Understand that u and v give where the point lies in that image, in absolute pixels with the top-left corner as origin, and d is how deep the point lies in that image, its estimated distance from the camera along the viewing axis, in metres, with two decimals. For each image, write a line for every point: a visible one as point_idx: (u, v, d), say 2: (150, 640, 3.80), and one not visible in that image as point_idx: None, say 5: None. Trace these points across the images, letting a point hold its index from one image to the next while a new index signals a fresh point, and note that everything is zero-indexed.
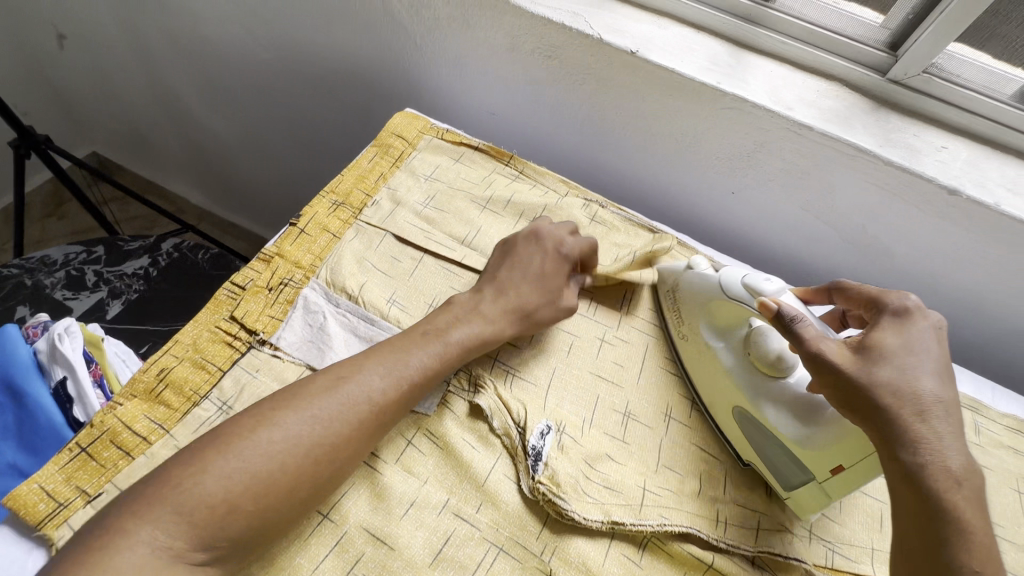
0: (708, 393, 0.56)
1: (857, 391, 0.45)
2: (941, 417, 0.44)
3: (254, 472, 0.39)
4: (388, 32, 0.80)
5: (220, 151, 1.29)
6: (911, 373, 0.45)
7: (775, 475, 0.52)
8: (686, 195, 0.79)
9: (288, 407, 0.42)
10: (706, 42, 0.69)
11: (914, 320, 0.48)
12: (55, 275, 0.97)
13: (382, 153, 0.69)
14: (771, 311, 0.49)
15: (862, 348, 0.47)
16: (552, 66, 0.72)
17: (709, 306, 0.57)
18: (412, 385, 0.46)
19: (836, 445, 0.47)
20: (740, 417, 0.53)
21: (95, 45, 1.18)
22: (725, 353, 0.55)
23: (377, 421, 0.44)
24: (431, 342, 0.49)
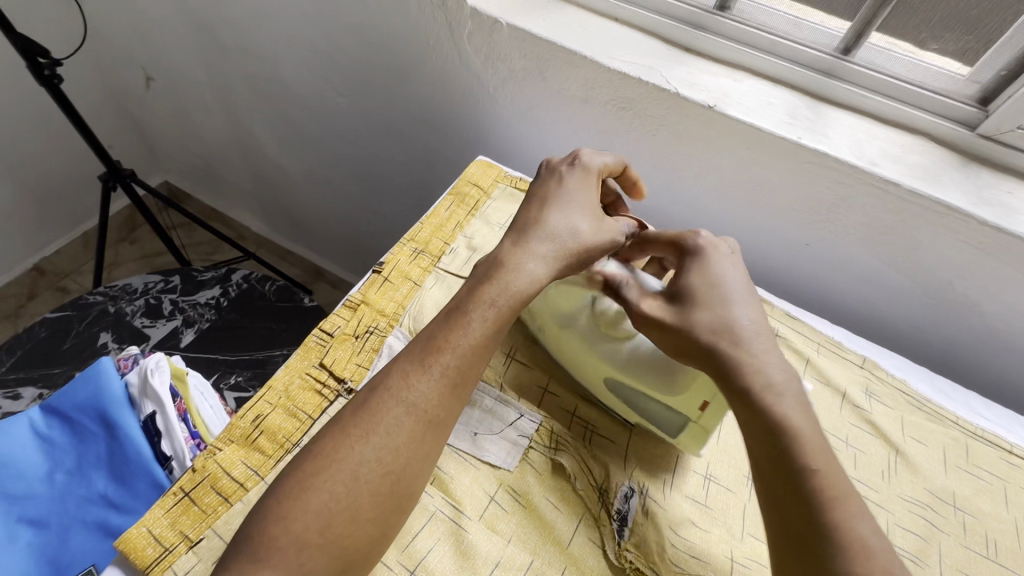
0: (582, 372, 0.56)
1: (679, 338, 0.46)
2: (766, 338, 0.45)
3: (338, 502, 0.39)
4: (461, 81, 0.83)
5: (285, 185, 1.35)
6: (717, 304, 0.46)
7: (655, 426, 0.53)
8: (757, 243, 0.78)
9: (346, 432, 0.42)
10: (784, 96, 0.69)
11: (708, 253, 0.49)
12: (135, 303, 1.02)
13: (459, 202, 0.71)
14: (601, 282, 0.52)
15: (673, 294, 0.48)
16: (625, 117, 0.73)
17: (547, 292, 0.57)
18: (452, 381, 0.44)
19: (693, 387, 0.49)
20: (612, 385, 0.54)
21: (179, 86, 1.27)
22: (574, 325, 0.55)
23: (432, 422, 0.43)
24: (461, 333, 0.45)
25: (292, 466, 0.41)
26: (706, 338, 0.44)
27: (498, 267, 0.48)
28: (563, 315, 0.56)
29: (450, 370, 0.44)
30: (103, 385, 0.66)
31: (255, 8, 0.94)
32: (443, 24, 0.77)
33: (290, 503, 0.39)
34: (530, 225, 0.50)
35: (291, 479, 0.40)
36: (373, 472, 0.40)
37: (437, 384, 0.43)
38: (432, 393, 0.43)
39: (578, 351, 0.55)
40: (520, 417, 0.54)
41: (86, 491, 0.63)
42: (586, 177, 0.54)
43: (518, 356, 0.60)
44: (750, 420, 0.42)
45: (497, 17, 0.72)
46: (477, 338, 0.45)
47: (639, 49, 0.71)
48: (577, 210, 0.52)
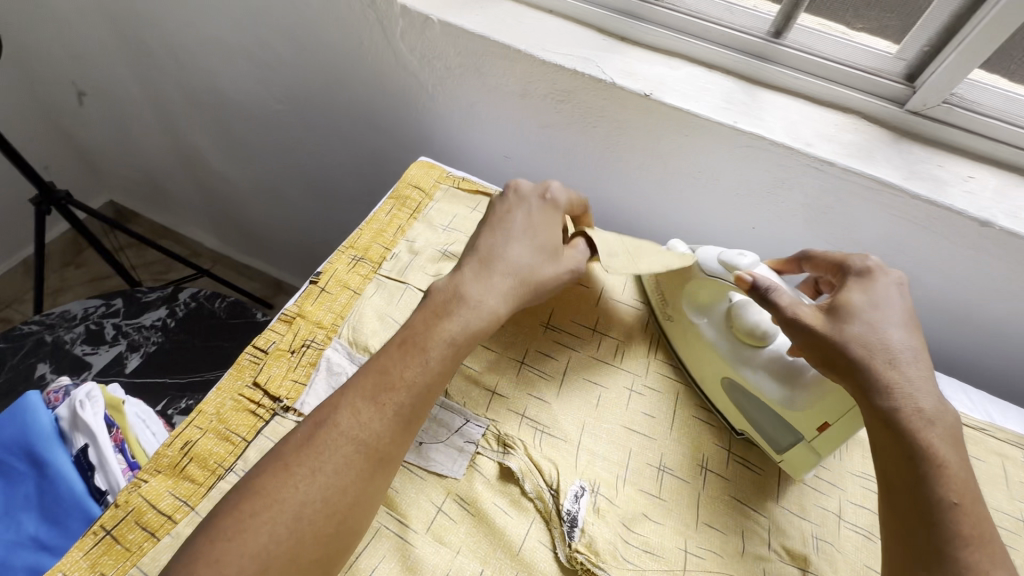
0: (698, 371, 0.59)
1: (830, 349, 0.47)
2: (921, 356, 0.47)
3: (276, 547, 0.37)
4: (400, 82, 0.81)
5: (235, 197, 1.31)
6: (894, 322, 0.48)
7: (765, 439, 0.55)
8: (705, 229, 0.78)
9: (285, 469, 0.40)
10: (720, 82, 0.70)
11: (879, 274, 0.52)
12: (75, 330, 0.97)
13: (400, 206, 0.69)
14: (746, 284, 0.51)
15: (834, 305, 0.50)
16: (565, 110, 0.73)
17: (688, 287, 0.60)
18: (401, 414, 0.43)
19: (821, 404, 0.49)
20: (729, 384, 0.55)
21: (113, 100, 1.21)
22: (707, 323, 0.57)
23: (381, 457, 0.42)
24: (414, 364, 0.44)
25: (226, 509, 0.38)
26: (864, 351, 0.46)
27: (455, 300, 0.48)
28: (702, 307, 0.59)
29: (402, 406, 0.43)
30: (31, 420, 0.62)
31: (181, 16, 0.90)
32: (375, 24, 0.75)
33: (225, 548, 0.36)
34: (491, 260, 0.51)
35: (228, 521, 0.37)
36: (315, 513, 0.38)
37: (388, 420, 0.42)
38: (381, 428, 0.42)
39: (701, 350, 0.57)
40: (466, 423, 0.53)
41: (14, 537, 0.58)
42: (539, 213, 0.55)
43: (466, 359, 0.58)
44: (889, 443, 0.44)
45: (429, 14, 0.70)
46: (432, 372, 0.45)
47: (575, 41, 0.71)
48: (534, 245, 0.53)
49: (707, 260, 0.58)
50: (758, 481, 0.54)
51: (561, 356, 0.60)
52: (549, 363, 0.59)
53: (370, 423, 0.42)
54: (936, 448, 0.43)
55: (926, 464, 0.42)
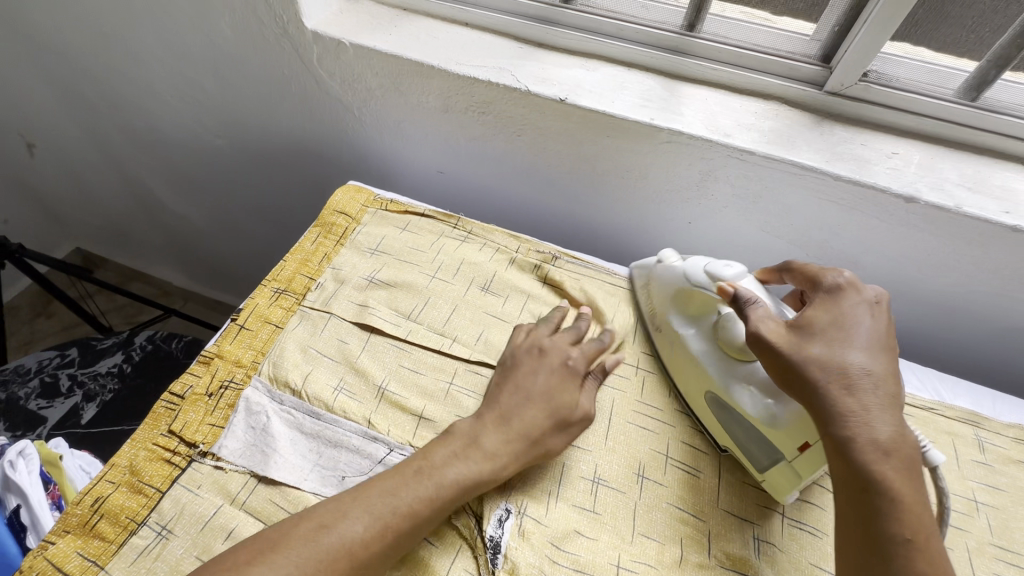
0: (684, 385, 0.58)
1: (791, 370, 0.46)
2: (885, 382, 0.44)
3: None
4: (327, 107, 0.80)
5: (194, 235, 1.30)
6: (859, 343, 0.46)
7: (744, 455, 0.52)
8: (647, 228, 0.77)
9: (272, 560, 0.39)
10: (638, 79, 0.69)
11: (847, 292, 0.50)
12: (29, 385, 0.96)
13: (326, 233, 0.68)
14: (728, 295, 0.52)
15: (801, 325, 0.48)
16: (488, 121, 0.72)
17: (675, 296, 0.60)
18: (397, 536, 0.42)
19: (800, 420, 0.47)
20: (712, 397, 0.54)
21: (61, 149, 1.21)
22: (694, 334, 0.57)
23: (354, 575, 0.40)
24: (420, 482, 0.45)
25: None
26: (820, 371, 0.44)
27: (470, 437, 0.48)
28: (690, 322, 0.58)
29: (398, 532, 0.42)
30: None
31: (109, 61, 0.90)
32: (292, 53, 0.74)
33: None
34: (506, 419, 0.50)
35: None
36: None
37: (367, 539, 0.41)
38: (375, 547, 0.41)
39: (689, 364, 0.56)
40: (390, 452, 0.51)
41: None
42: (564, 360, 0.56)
43: (393, 385, 0.56)
44: (840, 473, 0.42)
45: (340, 37, 0.69)
46: (439, 503, 0.44)
47: (491, 50, 0.70)
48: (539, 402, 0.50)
49: (695, 269, 0.58)
50: (697, 485, 0.53)
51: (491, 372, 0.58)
52: (478, 380, 0.57)
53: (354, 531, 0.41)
54: (888, 478, 0.40)
55: (875, 496, 0.40)
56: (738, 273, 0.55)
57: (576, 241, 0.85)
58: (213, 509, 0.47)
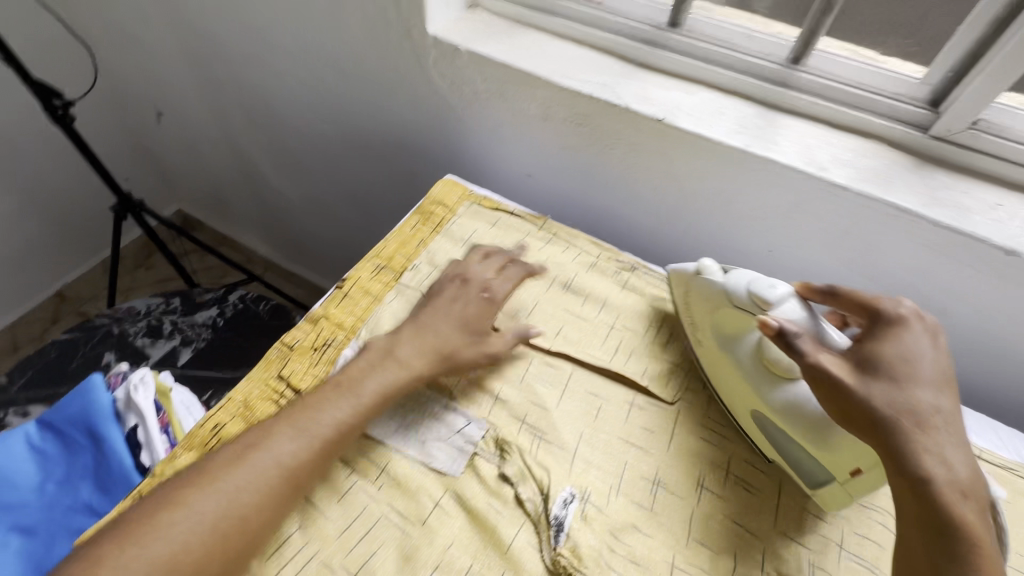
0: (730, 399, 0.59)
1: (858, 408, 0.46)
2: (946, 415, 0.45)
3: (219, 536, 0.42)
4: (431, 104, 0.87)
5: (286, 209, 1.41)
6: (922, 376, 0.47)
7: (797, 473, 0.54)
8: (723, 251, 0.78)
9: (251, 464, 0.45)
10: (736, 106, 0.71)
11: (909, 323, 0.50)
12: (137, 324, 1.08)
13: (424, 220, 0.74)
14: (772, 329, 0.50)
15: (863, 357, 0.48)
16: (583, 133, 0.76)
17: (716, 311, 0.59)
18: (324, 452, 0.48)
19: (855, 450, 0.49)
20: (757, 416, 0.56)
21: (185, 120, 1.34)
22: (736, 355, 0.57)
23: (294, 487, 0.46)
24: (341, 397, 0.50)
25: (180, 492, 0.43)
26: (892, 410, 0.45)
27: (386, 348, 0.55)
28: (729, 338, 0.58)
29: (325, 442, 0.48)
30: (92, 400, 0.70)
31: (244, 46, 1.00)
32: (410, 54, 0.81)
33: (166, 525, 0.41)
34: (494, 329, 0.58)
35: (184, 498, 0.42)
36: (254, 522, 0.44)
37: (315, 450, 0.47)
38: (303, 461, 0.47)
39: (736, 382, 0.57)
40: (467, 424, 0.56)
41: (72, 501, 0.67)
42: (467, 296, 0.61)
43: (473, 365, 0.61)
44: (913, 510, 0.43)
45: (457, 43, 0.75)
46: (359, 416, 0.50)
47: (597, 67, 0.74)
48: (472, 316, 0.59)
49: (734, 289, 0.56)
50: (755, 503, 0.54)
51: (564, 366, 0.62)
52: (551, 372, 0.61)
53: (250, 488, 0.44)
54: (966, 520, 0.41)
55: (955, 542, 0.40)
56: (784, 296, 0.53)
57: (650, 256, 0.87)
58: None
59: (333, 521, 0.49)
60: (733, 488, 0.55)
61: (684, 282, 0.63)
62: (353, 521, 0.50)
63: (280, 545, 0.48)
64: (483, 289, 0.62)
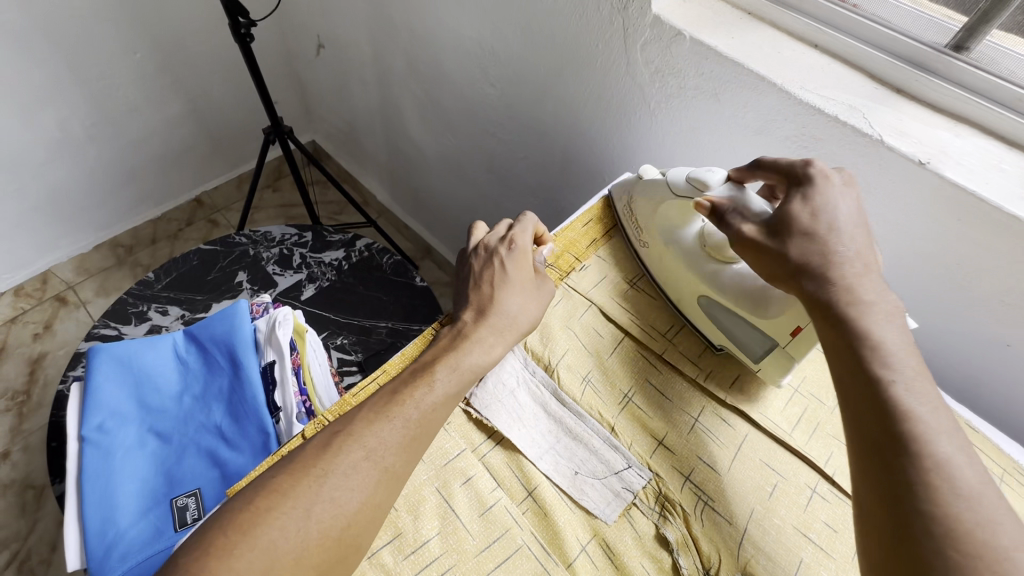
0: (674, 289, 0.61)
1: (777, 264, 0.47)
2: (873, 270, 0.45)
3: (314, 527, 0.39)
4: (620, 89, 0.78)
5: (418, 162, 1.40)
6: (819, 231, 0.46)
7: (738, 348, 0.56)
8: (935, 328, 0.66)
9: (332, 455, 0.42)
10: (1019, 163, 0.57)
11: (817, 181, 0.49)
12: (271, 250, 1.11)
13: (598, 220, 0.68)
14: (706, 208, 0.53)
15: (772, 219, 0.49)
16: (803, 158, 0.65)
17: (659, 207, 0.61)
18: (413, 439, 0.45)
19: (790, 312, 0.52)
20: (704, 304, 0.58)
21: (344, 55, 1.34)
22: (678, 244, 0.60)
23: (388, 476, 0.43)
24: (420, 384, 0.47)
25: (273, 479, 0.41)
26: (798, 262, 0.46)
27: (457, 337, 0.52)
28: (670, 230, 0.61)
29: (413, 424, 0.45)
30: (236, 327, 0.73)
31: None
32: (617, 30, 0.73)
33: (259, 515, 0.39)
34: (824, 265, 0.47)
35: (275, 486, 0.41)
36: (350, 513, 0.41)
37: (400, 434, 0.44)
38: (394, 449, 0.44)
39: (676, 270, 0.60)
40: (627, 468, 0.50)
41: (205, 420, 0.68)
42: (507, 271, 0.56)
43: (637, 398, 0.54)
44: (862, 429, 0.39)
45: (681, 29, 0.66)
46: (444, 397, 0.47)
47: (841, 84, 0.62)
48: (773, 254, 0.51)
49: (677, 180, 0.59)
50: None
51: (738, 425, 0.54)
52: (721, 427, 0.54)
53: (347, 481, 0.41)
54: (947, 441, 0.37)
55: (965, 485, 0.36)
56: (720, 179, 0.55)
57: None
58: (457, 450, 0.49)
59: (472, 536, 0.45)
60: None
61: (627, 194, 0.66)
62: (492, 541, 0.45)
63: (416, 546, 0.45)
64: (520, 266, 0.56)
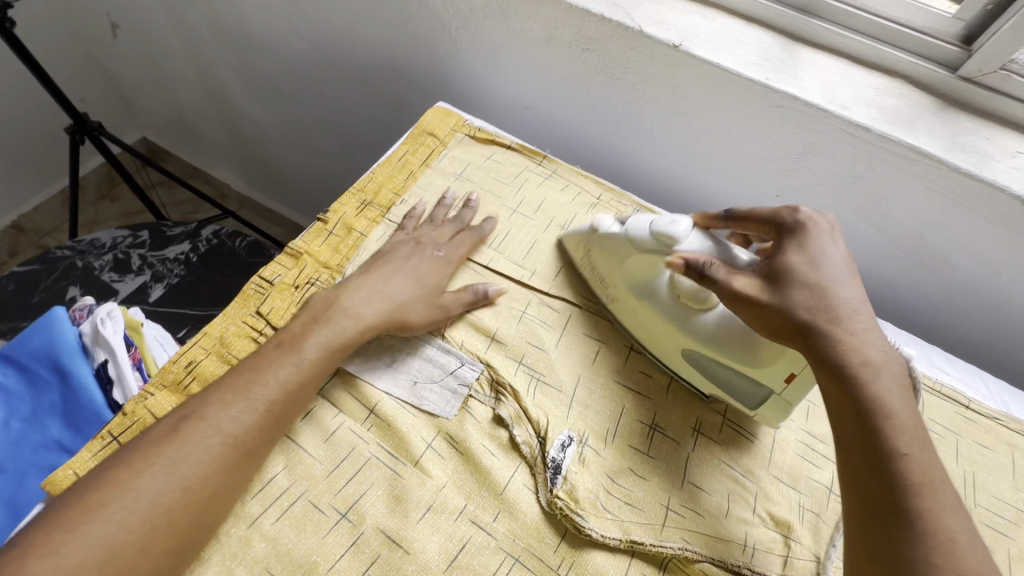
0: (654, 342, 0.56)
1: (779, 321, 0.44)
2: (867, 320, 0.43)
3: (163, 511, 0.39)
4: (422, 22, 0.78)
5: (261, 139, 1.31)
6: (823, 285, 0.44)
7: (731, 397, 0.53)
8: (729, 197, 0.75)
9: (178, 442, 0.41)
10: (757, 35, 0.65)
11: (809, 228, 0.47)
12: (103, 257, 1.02)
13: (414, 150, 0.70)
14: (680, 266, 0.50)
15: (768, 272, 0.47)
16: (589, 60, 0.69)
17: (623, 261, 0.56)
18: (277, 418, 0.45)
19: (783, 358, 0.47)
20: (689, 356, 0.53)
21: (144, 33, 1.21)
22: (654, 298, 0.54)
23: (246, 457, 0.43)
24: (285, 360, 0.47)
25: (111, 471, 0.40)
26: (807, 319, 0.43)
27: (331, 303, 0.52)
28: (640, 284, 0.55)
29: (271, 404, 0.45)
30: (55, 334, 0.67)
31: None
32: None
33: (95, 510, 0.38)
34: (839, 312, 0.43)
35: (110, 479, 0.39)
36: (204, 495, 0.41)
37: (260, 414, 0.44)
38: (255, 429, 0.44)
39: (656, 325, 0.55)
40: (461, 365, 0.54)
41: (41, 439, 0.64)
42: (421, 254, 0.58)
43: (466, 305, 0.58)
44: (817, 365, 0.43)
45: None
46: (307, 371, 0.47)
47: None
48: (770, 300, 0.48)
49: (640, 233, 0.55)
50: (750, 448, 0.53)
51: (562, 307, 0.60)
52: (550, 313, 0.59)
53: (199, 468, 0.41)
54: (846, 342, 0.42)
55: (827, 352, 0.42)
56: (687, 229, 0.52)
57: (657, 200, 0.82)
58: None
59: (319, 462, 0.47)
60: (730, 439, 0.53)
61: (584, 243, 0.60)
62: (340, 461, 0.47)
63: (262, 484, 0.46)
64: (436, 247, 0.60)
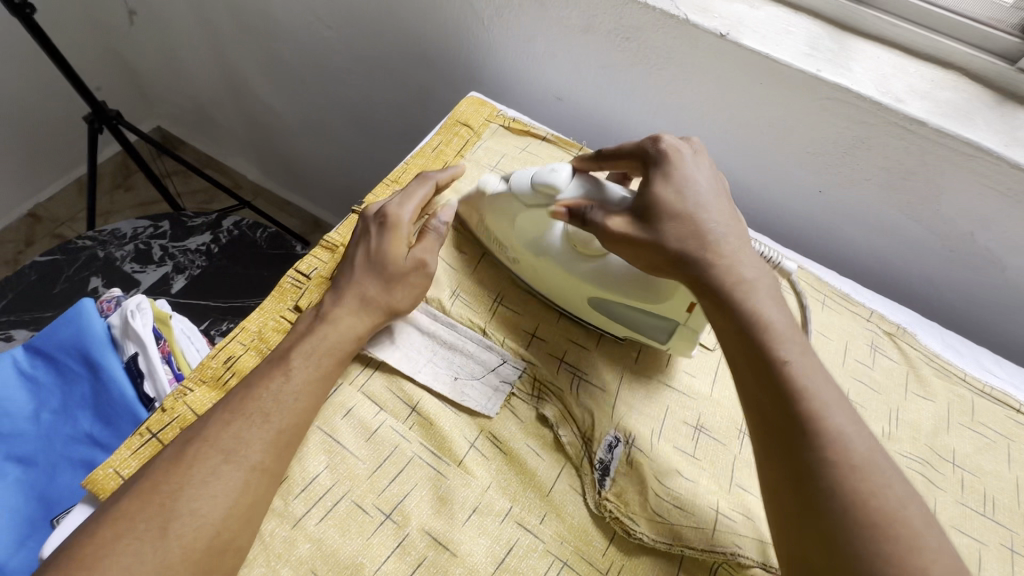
0: (564, 297, 0.55)
1: (655, 256, 0.45)
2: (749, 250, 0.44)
3: (174, 547, 0.37)
4: (453, 9, 0.76)
5: (279, 129, 1.30)
6: (688, 212, 0.44)
7: (642, 336, 0.53)
8: (769, 192, 0.73)
9: (181, 467, 0.40)
10: (806, 24, 0.63)
11: (671, 156, 0.48)
12: (124, 248, 1.00)
13: (448, 140, 0.68)
14: (563, 215, 0.49)
15: (637, 207, 0.46)
16: (629, 49, 0.67)
17: (513, 221, 0.54)
18: (284, 433, 0.43)
19: (677, 293, 0.48)
20: (597, 303, 0.53)
21: (162, 20, 1.19)
22: (548, 251, 0.53)
23: (260, 474, 0.41)
24: (275, 373, 0.45)
25: (120, 502, 0.39)
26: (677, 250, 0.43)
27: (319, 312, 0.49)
28: (534, 241, 0.54)
29: (270, 417, 0.43)
30: (83, 325, 0.65)
31: None
32: None
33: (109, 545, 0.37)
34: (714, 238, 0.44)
35: (120, 513, 0.38)
36: (216, 520, 0.39)
37: (263, 429, 0.42)
38: (261, 446, 0.42)
39: (555, 279, 0.54)
40: (503, 363, 0.53)
41: (73, 431, 0.64)
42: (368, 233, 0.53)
43: (506, 301, 0.57)
44: None
45: None
46: (301, 381, 0.45)
47: None
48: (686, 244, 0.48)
49: (522, 185, 0.53)
50: None
51: None
52: None
53: (207, 491, 0.39)
54: None
55: None
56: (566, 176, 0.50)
57: None
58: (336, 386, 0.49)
59: (362, 461, 0.46)
60: None
61: (476, 208, 0.57)
62: (383, 460, 0.46)
63: (305, 483, 0.45)
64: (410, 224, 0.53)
